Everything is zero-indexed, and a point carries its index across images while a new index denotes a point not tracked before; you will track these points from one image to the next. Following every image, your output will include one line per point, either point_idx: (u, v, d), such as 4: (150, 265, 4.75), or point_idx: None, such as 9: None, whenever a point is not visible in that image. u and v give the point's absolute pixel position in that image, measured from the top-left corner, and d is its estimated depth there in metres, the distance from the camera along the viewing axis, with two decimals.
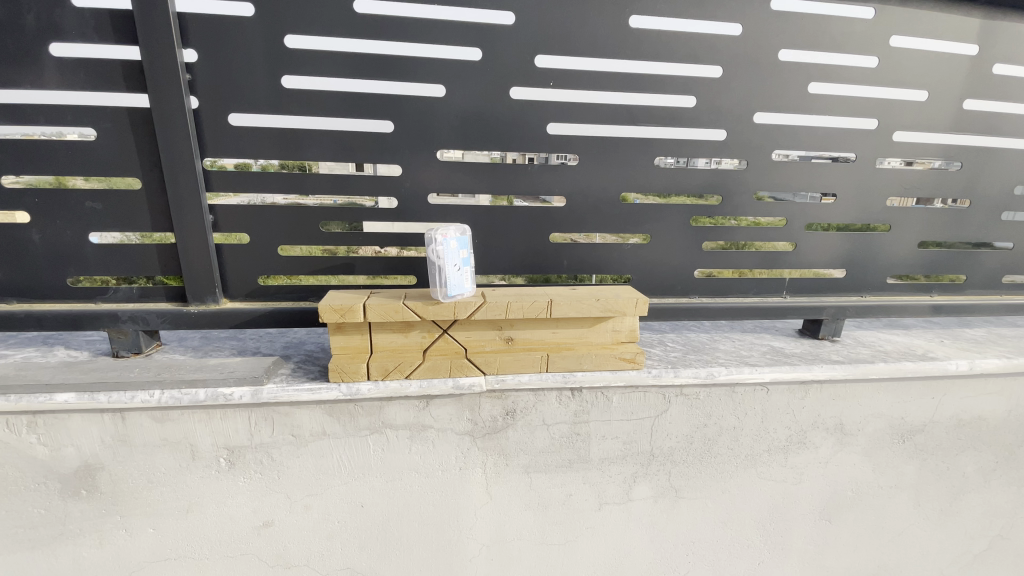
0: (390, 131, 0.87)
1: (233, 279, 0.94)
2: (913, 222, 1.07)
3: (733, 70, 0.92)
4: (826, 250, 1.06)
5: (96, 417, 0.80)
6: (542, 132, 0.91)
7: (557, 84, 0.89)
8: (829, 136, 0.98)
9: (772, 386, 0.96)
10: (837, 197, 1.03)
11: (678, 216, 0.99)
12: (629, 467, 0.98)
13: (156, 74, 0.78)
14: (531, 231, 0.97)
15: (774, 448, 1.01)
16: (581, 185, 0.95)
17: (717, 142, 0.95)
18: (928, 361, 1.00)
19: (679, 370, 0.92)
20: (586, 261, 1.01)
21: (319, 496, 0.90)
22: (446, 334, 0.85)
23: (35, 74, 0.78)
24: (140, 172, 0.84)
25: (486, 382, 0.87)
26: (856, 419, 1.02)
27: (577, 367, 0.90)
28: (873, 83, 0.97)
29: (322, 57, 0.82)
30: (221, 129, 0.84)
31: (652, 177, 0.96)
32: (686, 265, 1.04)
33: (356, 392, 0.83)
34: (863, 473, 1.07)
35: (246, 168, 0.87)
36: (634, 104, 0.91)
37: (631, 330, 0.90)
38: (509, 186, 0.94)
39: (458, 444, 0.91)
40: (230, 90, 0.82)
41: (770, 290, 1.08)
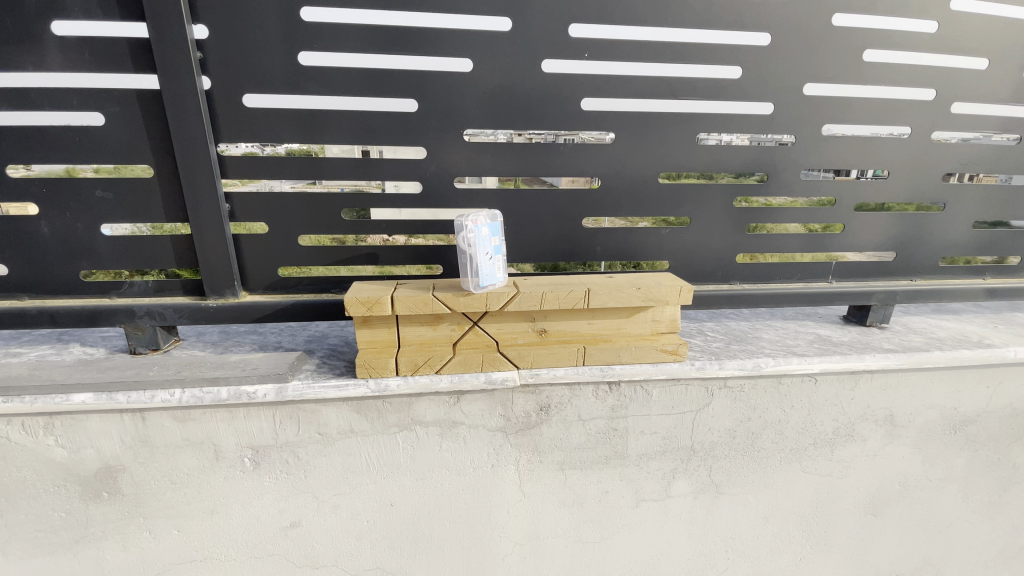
0: (413, 111, 0.82)
1: (252, 272, 0.89)
2: (969, 200, 1.00)
3: (782, 38, 0.85)
4: (875, 232, 1.00)
5: (115, 417, 0.77)
6: (575, 110, 0.85)
7: (592, 56, 0.82)
8: (883, 108, 0.91)
9: (820, 376, 0.91)
10: (889, 174, 0.96)
11: (719, 197, 0.93)
12: (668, 463, 0.93)
13: (164, 52, 0.72)
14: (563, 216, 0.92)
15: (821, 441, 0.96)
16: (615, 166, 0.89)
17: (762, 117, 0.88)
18: (986, 348, 0.94)
19: (723, 361, 0.87)
20: (621, 247, 0.95)
21: (347, 496, 0.86)
22: (477, 327, 0.81)
23: (37, 56, 0.73)
24: (152, 160, 0.80)
25: (519, 376, 0.82)
26: (907, 410, 0.97)
27: (616, 360, 0.84)
28: (934, 49, 0.89)
29: (341, 31, 0.76)
30: (235, 111, 0.79)
31: (692, 156, 0.90)
32: (727, 250, 0.98)
33: (384, 389, 0.79)
34: (912, 466, 1.02)
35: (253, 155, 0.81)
36: (674, 76, 0.85)
37: (672, 320, 0.86)
38: (539, 168, 0.88)
39: (491, 441, 0.87)
40: (243, 69, 0.77)
41: (815, 275, 1.02)
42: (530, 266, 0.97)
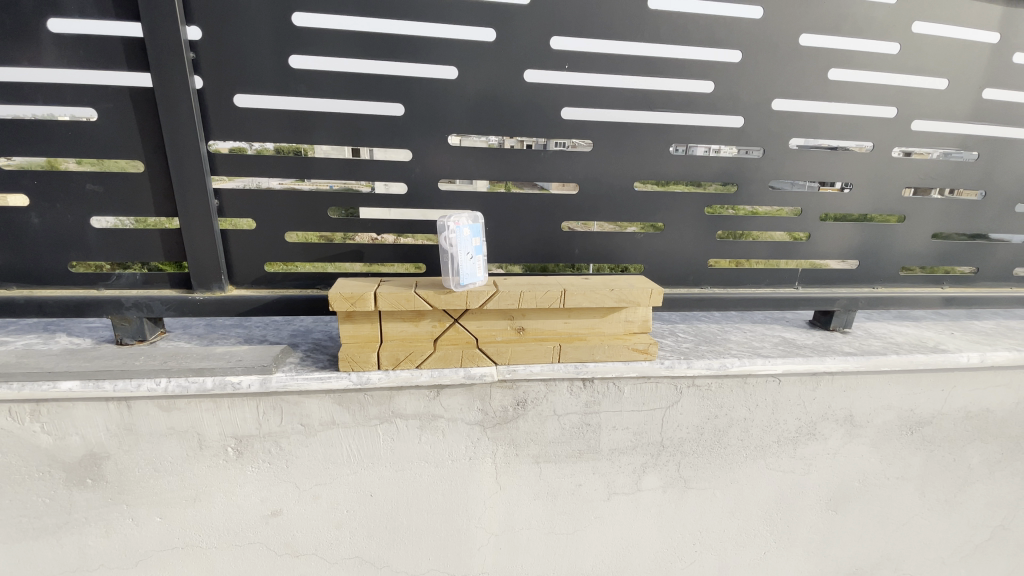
0: (400, 114, 0.85)
1: (239, 266, 0.92)
2: (927, 212, 1.06)
3: (752, 55, 0.90)
4: (840, 241, 1.05)
5: (101, 405, 0.79)
6: (556, 118, 0.88)
7: (572, 67, 0.86)
8: (846, 124, 0.96)
9: (784, 377, 0.96)
10: (853, 187, 1.01)
11: (692, 205, 0.98)
12: (639, 457, 0.97)
13: (158, 51, 0.75)
14: (543, 218, 0.95)
15: (784, 439, 1.01)
16: (593, 173, 0.93)
17: (734, 129, 0.93)
18: (939, 353, 1.00)
19: (692, 361, 0.91)
20: (599, 250, 0.99)
21: (327, 485, 0.89)
22: (457, 323, 0.84)
23: (33, 51, 0.75)
24: (143, 155, 0.82)
25: (497, 372, 0.86)
26: (866, 410, 1.02)
27: (589, 358, 0.89)
28: (894, 70, 0.95)
29: (331, 36, 0.79)
30: (226, 110, 0.81)
31: (667, 165, 0.94)
32: (699, 255, 1.02)
33: (366, 381, 0.82)
34: (871, 464, 1.07)
35: (241, 152, 0.83)
36: (650, 88, 0.89)
37: (644, 320, 0.89)
38: (520, 173, 0.91)
39: (468, 434, 0.90)
40: (235, 70, 0.79)
41: (782, 281, 1.07)
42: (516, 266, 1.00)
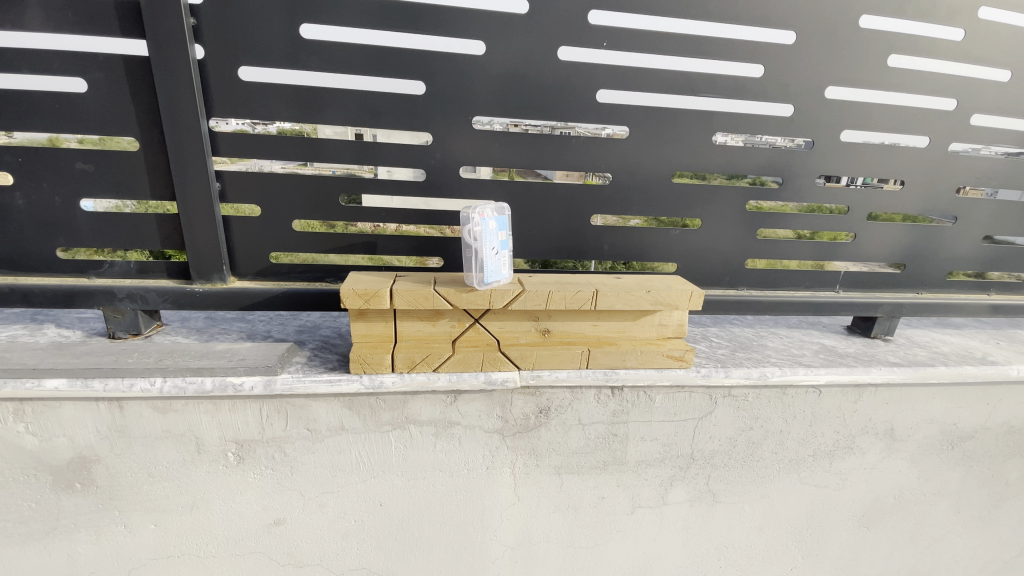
0: (421, 93, 0.77)
1: (242, 256, 0.85)
2: (982, 214, 0.98)
3: (807, 38, 0.82)
4: (887, 242, 0.98)
5: (91, 405, 0.73)
6: (590, 102, 0.81)
7: (611, 45, 0.78)
8: (903, 115, 0.89)
9: (825, 388, 0.89)
10: (904, 185, 0.94)
11: (731, 200, 0.91)
12: (667, 470, 0.91)
13: (155, 15, 0.67)
14: (571, 211, 0.88)
15: (820, 453, 0.95)
16: (628, 162, 0.86)
17: (782, 118, 0.86)
18: (990, 366, 0.93)
19: (730, 370, 0.85)
20: (630, 247, 0.92)
21: (335, 494, 0.83)
22: (478, 324, 0.77)
23: (15, 12, 0.67)
24: (138, 132, 0.74)
25: (520, 377, 0.79)
26: (908, 424, 0.95)
27: (620, 365, 0.82)
28: (957, 57, 0.87)
29: (348, 4, 0.71)
30: (229, 85, 0.74)
31: (707, 156, 0.86)
32: (737, 255, 0.95)
33: (379, 386, 0.75)
34: (909, 480, 1.01)
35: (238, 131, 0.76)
36: (694, 71, 0.81)
37: (679, 325, 0.83)
38: (550, 161, 0.84)
39: (487, 442, 0.84)
40: (241, 39, 0.72)
41: (823, 284, 1.00)
42: (531, 262, 0.93)
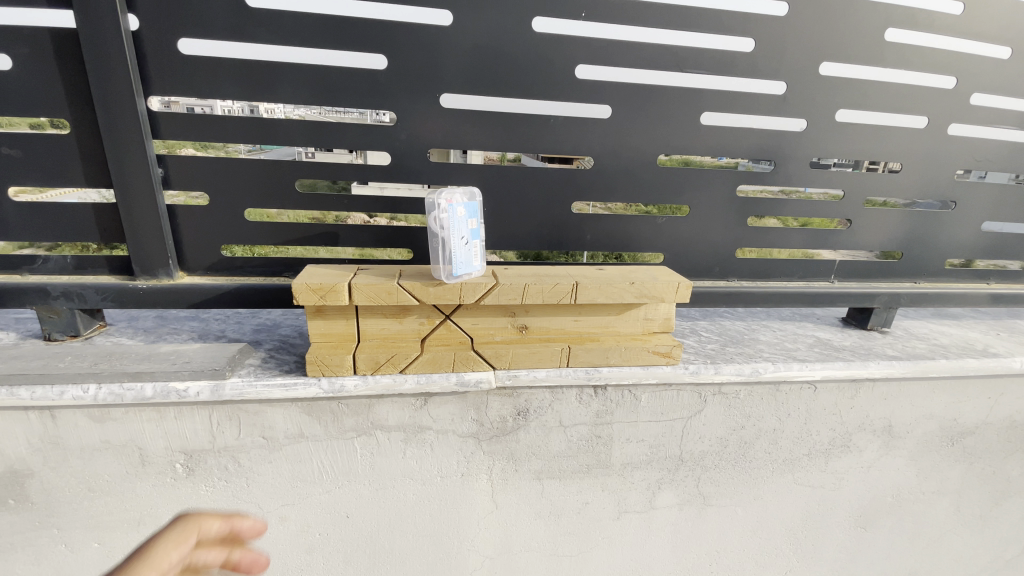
0: (383, 68, 0.71)
1: (191, 249, 0.78)
2: (982, 199, 0.93)
3: (800, 9, 0.76)
4: (884, 229, 0.93)
5: (18, 416, 0.66)
6: (568, 79, 0.75)
7: (590, 15, 0.72)
8: (901, 93, 0.83)
9: (821, 384, 0.84)
10: (902, 168, 0.89)
11: (720, 186, 0.85)
12: (654, 473, 0.86)
13: None
14: (550, 198, 0.82)
15: (815, 452, 0.90)
16: (610, 145, 0.80)
17: (774, 97, 0.80)
18: (993, 358, 0.88)
19: (720, 366, 0.79)
20: (613, 236, 0.86)
21: (296, 506, 0.76)
22: (449, 321, 0.71)
23: None
24: (68, 113, 0.67)
25: (495, 378, 0.74)
26: (906, 420, 0.91)
27: (603, 362, 0.77)
28: (957, 31, 0.82)
29: None
30: (169, 60, 0.67)
31: (694, 137, 0.81)
32: (727, 244, 0.90)
33: (340, 390, 0.69)
34: (907, 478, 0.96)
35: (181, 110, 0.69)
36: (679, 45, 0.75)
37: (666, 319, 0.78)
38: (526, 143, 0.78)
39: (461, 447, 0.78)
40: (179, 8, 0.65)
41: (817, 274, 0.95)
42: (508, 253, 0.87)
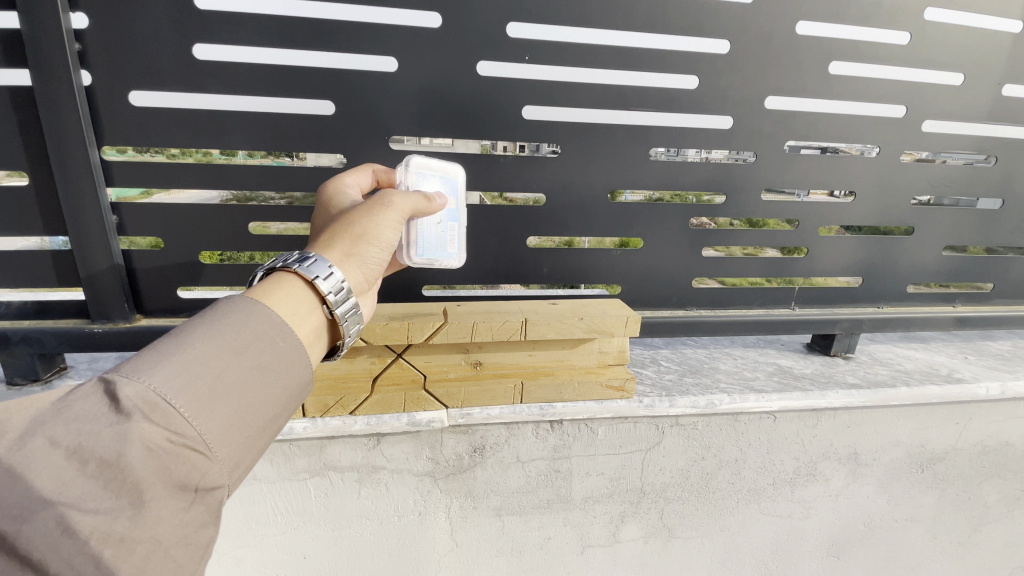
0: (331, 114, 0.72)
1: (148, 292, 0.79)
2: (940, 224, 0.94)
3: (743, 46, 0.78)
4: (842, 256, 0.94)
5: None
6: (516, 119, 0.76)
7: (533, 59, 0.74)
8: (850, 123, 0.85)
9: (780, 414, 0.84)
10: (856, 196, 0.89)
11: (673, 218, 0.86)
12: (616, 506, 0.85)
13: (35, 44, 0.62)
14: (504, 234, 0.83)
15: (780, 481, 0.89)
16: (561, 181, 0.81)
17: (722, 131, 0.81)
18: (955, 384, 0.88)
19: (675, 399, 0.80)
20: (570, 269, 0.87)
21: (252, 548, 0.76)
22: (401, 359, 0.72)
23: None
24: (25, 166, 0.69)
25: (448, 417, 0.74)
26: (872, 447, 0.90)
27: (557, 398, 0.77)
28: (904, 62, 0.83)
29: (245, 22, 0.67)
30: (123, 113, 0.68)
31: (644, 171, 0.82)
32: (684, 274, 0.90)
33: (289, 432, 0.69)
34: (878, 506, 0.94)
35: (134, 159, 0.71)
36: (624, 84, 0.77)
37: (620, 352, 0.78)
38: (477, 182, 0.79)
39: (417, 485, 0.78)
40: (129, 62, 0.67)
41: (778, 301, 0.96)
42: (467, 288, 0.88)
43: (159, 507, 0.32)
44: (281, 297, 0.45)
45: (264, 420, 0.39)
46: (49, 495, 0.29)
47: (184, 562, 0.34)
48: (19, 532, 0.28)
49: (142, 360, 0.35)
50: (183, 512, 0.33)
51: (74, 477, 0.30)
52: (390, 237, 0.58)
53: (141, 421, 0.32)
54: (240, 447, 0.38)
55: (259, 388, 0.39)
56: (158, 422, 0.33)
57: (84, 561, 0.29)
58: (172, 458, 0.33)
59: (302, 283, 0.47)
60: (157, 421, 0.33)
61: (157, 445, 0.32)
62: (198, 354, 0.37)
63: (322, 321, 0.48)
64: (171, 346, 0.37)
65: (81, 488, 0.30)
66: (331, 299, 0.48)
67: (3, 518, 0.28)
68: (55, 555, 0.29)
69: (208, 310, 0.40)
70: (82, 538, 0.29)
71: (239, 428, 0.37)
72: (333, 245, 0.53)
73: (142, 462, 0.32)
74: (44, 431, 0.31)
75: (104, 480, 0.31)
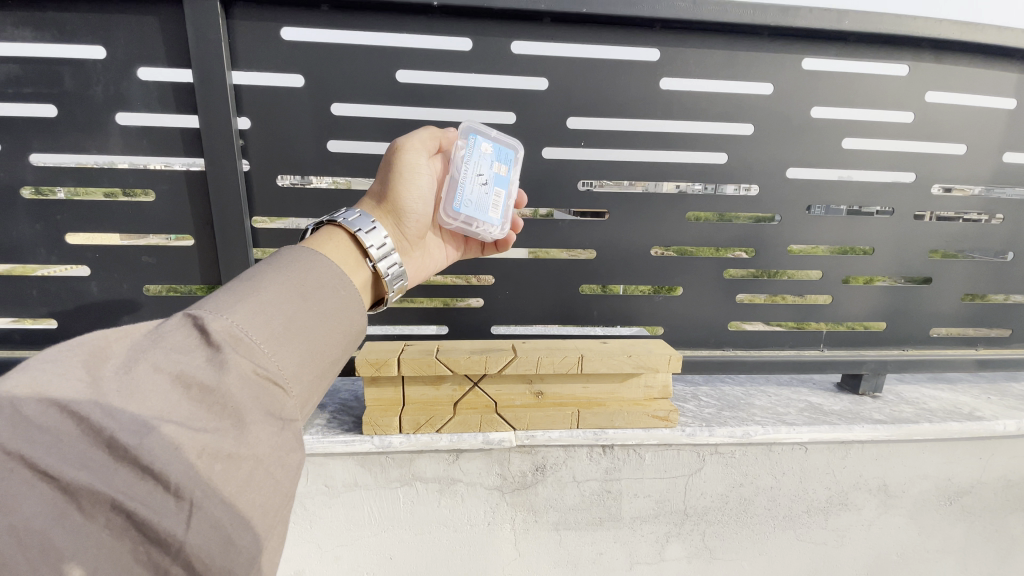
0: None
1: None
2: (956, 275, 1.03)
3: (765, 128, 0.93)
4: (865, 303, 1.04)
5: None
6: (573, 190, 0.93)
7: (588, 143, 0.91)
8: (865, 189, 0.97)
9: (810, 445, 0.94)
10: (874, 251, 1.01)
11: (708, 270, 0.99)
12: (661, 526, 0.95)
13: (213, 142, 0.82)
14: (562, 283, 0.98)
15: (814, 509, 0.98)
16: (611, 239, 0.96)
17: (748, 197, 0.95)
18: (976, 421, 0.95)
19: (714, 429, 0.90)
20: (618, 313, 1.01)
21: (349, 547, 0.90)
22: (477, 387, 0.86)
23: (102, 141, 0.84)
24: (193, 231, 0.89)
25: (516, 438, 0.87)
26: (900, 480, 0.97)
27: (608, 425, 0.89)
28: (910, 137, 0.96)
29: (366, 122, 0.86)
30: (269, 190, 0.88)
31: (682, 231, 0.96)
32: (719, 318, 1.03)
33: (388, 445, 0.84)
34: (910, 537, 1.01)
35: (274, 225, 0.90)
36: (663, 161, 0.93)
37: (664, 386, 0.90)
38: (540, 240, 0.95)
39: (488, 498, 0.91)
40: (277, 153, 0.87)
41: (806, 343, 1.06)
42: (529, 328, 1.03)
43: (256, 426, 0.37)
44: (334, 248, 0.58)
45: (325, 362, 0.45)
46: (166, 413, 0.34)
47: (279, 478, 0.38)
48: (141, 445, 0.32)
49: (222, 304, 0.41)
50: (274, 436, 0.38)
51: (182, 402, 0.35)
52: (421, 190, 0.72)
53: (231, 351, 0.37)
54: (305, 384, 0.43)
55: (320, 330, 0.44)
56: (245, 352, 0.38)
57: (201, 469, 0.33)
58: (260, 384, 0.38)
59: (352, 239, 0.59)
60: (245, 352, 0.38)
61: (248, 372, 0.37)
62: (268, 296, 0.42)
63: (367, 277, 0.61)
64: (244, 294, 0.42)
65: (188, 409, 0.35)
66: (373, 255, 0.59)
67: (127, 431, 0.32)
68: (175, 465, 0.32)
69: (263, 266, 0.46)
70: (196, 450, 0.34)
71: (308, 365, 0.43)
72: (377, 203, 0.70)
73: (237, 385, 0.36)
74: (146, 362, 0.36)
75: (206, 403, 0.36)
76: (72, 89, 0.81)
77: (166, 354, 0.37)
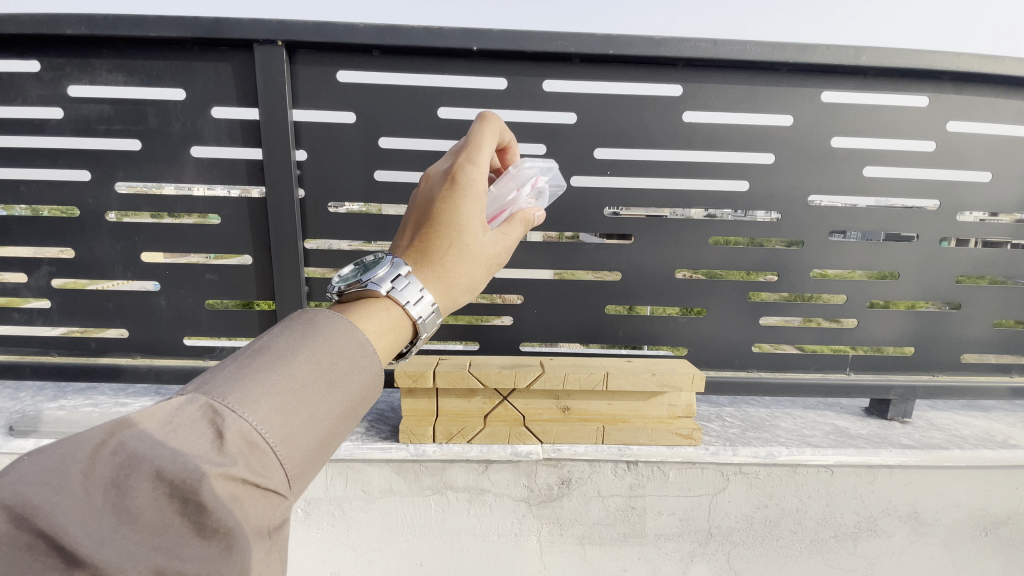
0: None
1: None
2: (986, 301, 1.03)
3: (785, 158, 0.97)
4: (891, 328, 1.05)
5: None
6: (600, 216, 0.98)
7: (614, 172, 0.97)
8: (887, 216, 0.99)
9: (836, 468, 0.94)
10: (899, 276, 1.02)
11: (731, 293, 1.03)
12: (685, 545, 0.97)
13: (274, 172, 0.91)
14: (588, 303, 1.03)
15: (842, 534, 0.97)
16: (635, 262, 1.01)
17: (769, 223, 0.99)
18: (1009, 449, 0.94)
19: (738, 448, 0.92)
20: (643, 333, 1.04)
21: (382, 552, 0.94)
22: (506, 401, 0.91)
23: (178, 171, 0.94)
24: (252, 251, 0.99)
25: (543, 451, 0.91)
26: (932, 508, 0.96)
27: (633, 441, 0.92)
28: (932, 165, 0.98)
29: (409, 154, 0.95)
30: (320, 215, 0.97)
31: (705, 255, 1.00)
32: (743, 340, 1.05)
33: (422, 454, 0.89)
34: (943, 568, 0.99)
35: (325, 247, 0.99)
36: (685, 188, 0.98)
37: (688, 405, 0.92)
38: (568, 262, 1.01)
39: (515, 510, 0.94)
40: (329, 181, 0.96)
41: (832, 366, 1.07)
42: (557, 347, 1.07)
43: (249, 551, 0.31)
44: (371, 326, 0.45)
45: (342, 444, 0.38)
46: (150, 540, 0.29)
47: None
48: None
49: (233, 389, 0.34)
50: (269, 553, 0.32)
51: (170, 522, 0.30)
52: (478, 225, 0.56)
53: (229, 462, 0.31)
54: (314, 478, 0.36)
55: (341, 416, 0.37)
56: (251, 465, 0.32)
57: None
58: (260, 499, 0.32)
59: (394, 307, 0.47)
60: (246, 462, 0.32)
61: (247, 488, 0.31)
62: (291, 388, 0.35)
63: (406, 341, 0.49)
64: (257, 372, 0.35)
65: (179, 535, 0.30)
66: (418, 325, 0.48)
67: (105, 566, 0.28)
68: None
69: (297, 329, 0.38)
70: None
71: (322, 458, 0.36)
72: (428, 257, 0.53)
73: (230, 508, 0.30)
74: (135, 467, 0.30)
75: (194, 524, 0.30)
76: (155, 126, 0.92)
77: (171, 452, 0.31)
